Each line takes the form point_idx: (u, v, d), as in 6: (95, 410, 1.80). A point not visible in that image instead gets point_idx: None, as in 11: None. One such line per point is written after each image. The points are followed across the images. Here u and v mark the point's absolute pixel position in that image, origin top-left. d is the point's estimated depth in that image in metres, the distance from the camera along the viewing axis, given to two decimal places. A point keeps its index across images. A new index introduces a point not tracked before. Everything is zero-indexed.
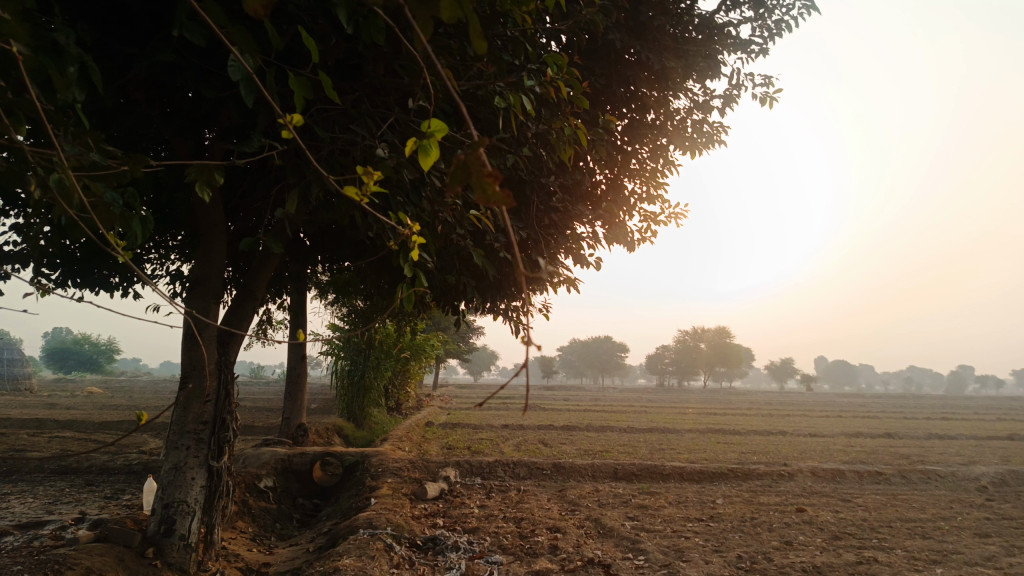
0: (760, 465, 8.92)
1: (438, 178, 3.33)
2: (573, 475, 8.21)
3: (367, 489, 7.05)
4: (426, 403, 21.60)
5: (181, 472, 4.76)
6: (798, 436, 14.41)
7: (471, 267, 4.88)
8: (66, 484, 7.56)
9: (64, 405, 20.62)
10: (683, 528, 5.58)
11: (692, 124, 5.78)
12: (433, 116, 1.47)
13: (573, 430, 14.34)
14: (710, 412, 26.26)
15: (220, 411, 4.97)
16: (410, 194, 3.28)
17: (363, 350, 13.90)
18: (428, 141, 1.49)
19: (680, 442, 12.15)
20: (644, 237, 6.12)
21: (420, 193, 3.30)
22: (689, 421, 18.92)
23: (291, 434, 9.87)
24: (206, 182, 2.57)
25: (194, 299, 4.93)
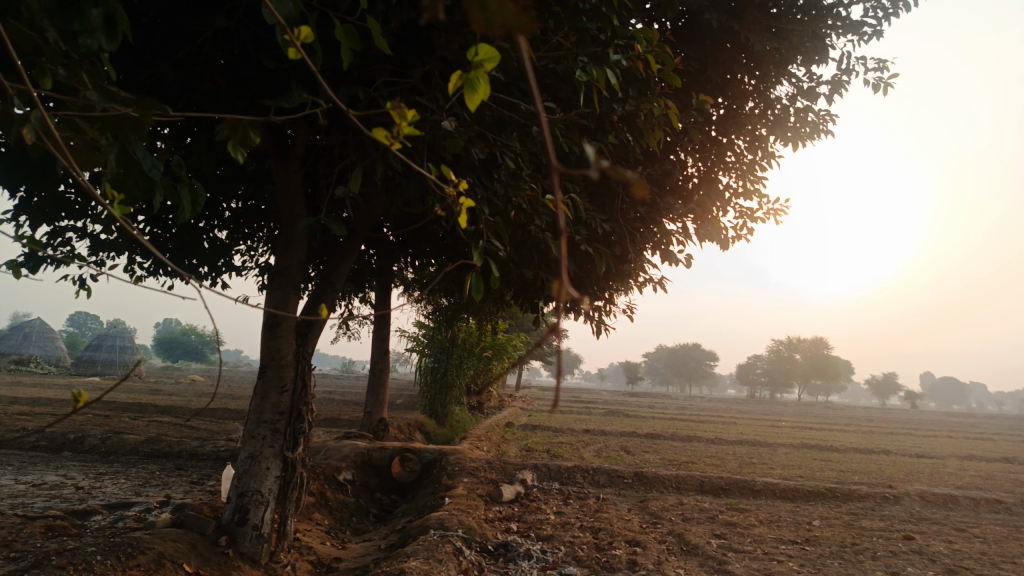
0: (861, 485, 8.27)
1: (512, 159, 3.16)
2: (655, 485, 7.85)
3: (442, 488, 6.95)
4: (508, 403, 21.49)
5: (256, 462, 4.75)
6: (903, 456, 13.40)
7: (551, 261, 4.68)
8: (157, 467, 7.85)
9: (167, 392, 21.87)
10: (774, 550, 5.16)
11: (795, 112, 5.35)
12: (480, 41, 1.21)
13: (658, 439, 13.87)
14: (806, 425, 24.93)
15: (296, 402, 4.91)
16: (481, 174, 3.15)
17: (446, 348, 13.90)
18: (475, 76, 1.26)
19: (772, 456, 11.51)
20: (739, 235, 5.73)
21: (492, 173, 3.17)
22: (782, 435, 17.99)
23: (372, 428, 9.92)
24: (239, 141, 2.59)
25: (275, 290, 4.93)
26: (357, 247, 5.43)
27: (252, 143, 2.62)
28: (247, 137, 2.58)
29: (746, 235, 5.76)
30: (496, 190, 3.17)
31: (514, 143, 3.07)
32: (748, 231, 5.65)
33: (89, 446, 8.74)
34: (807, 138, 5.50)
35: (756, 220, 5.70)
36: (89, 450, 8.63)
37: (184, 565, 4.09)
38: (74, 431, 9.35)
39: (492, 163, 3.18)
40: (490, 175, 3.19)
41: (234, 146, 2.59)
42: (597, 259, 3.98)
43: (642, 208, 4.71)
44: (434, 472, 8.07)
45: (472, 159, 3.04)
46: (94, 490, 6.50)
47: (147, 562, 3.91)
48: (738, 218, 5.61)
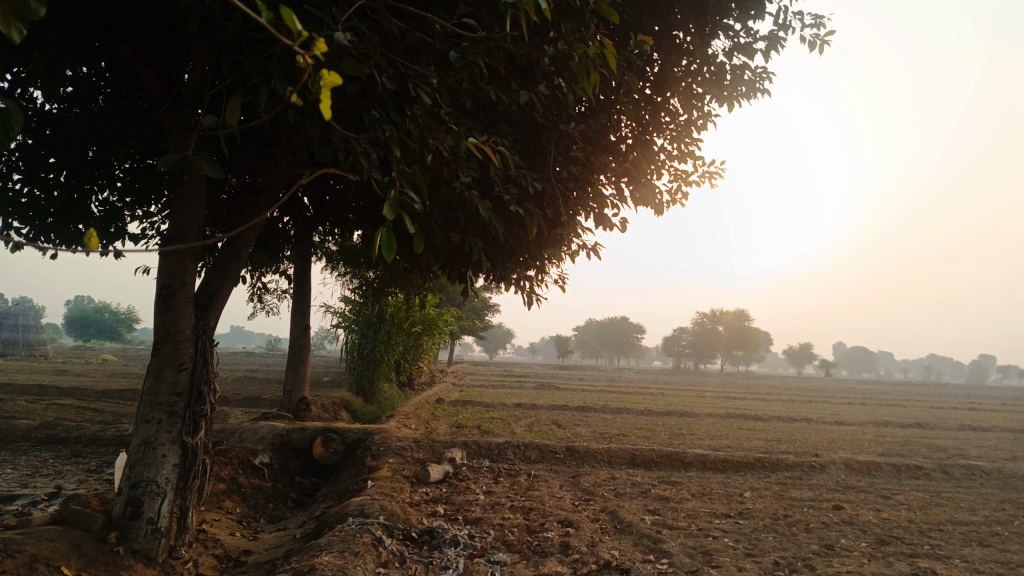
0: (788, 454, 8.32)
1: (427, 94, 2.81)
2: (587, 460, 7.68)
3: (365, 470, 6.57)
4: (438, 379, 21.10)
5: (150, 449, 4.26)
6: (823, 423, 13.76)
7: (478, 224, 4.35)
8: (51, 455, 7.16)
9: (74, 372, 20.60)
10: (709, 525, 5.02)
11: (732, 71, 5.13)
12: None
13: (590, 412, 13.81)
14: (731, 396, 25.51)
15: (196, 381, 4.46)
16: (391, 114, 2.81)
17: (373, 323, 13.39)
18: None
19: (700, 427, 11.58)
20: (674, 200, 5.49)
21: (405, 112, 2.82)
22: (709, 406, 18.27)
23: (292, 408, 9.40)
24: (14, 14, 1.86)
25: (168, 256, 4.42)
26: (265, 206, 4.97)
27: (33, 19, 1.91)
28: (26, 7, 1.88)
29: (681, 200, 5.54)
30: (410, 131, 2.82)
31: (430, 75, 2.72)
32: (684, 196, 5.43)
33: None
34: (744, 97, 5.30)
35: (692, 185, 5.48)
36: None
37: (62, 569, 3.60)
38: None
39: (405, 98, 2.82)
40: (403, 113, 2.84)
41: (8, 19, 1.83)
42: (527, 220, 3.67)
43: (574, 167, 4.41)
44: (358, 452, 7.67)
45: (381, 91, 2.68)
46: None
47: (15, 568, 3.41)
48: (674, 183, 5.37)
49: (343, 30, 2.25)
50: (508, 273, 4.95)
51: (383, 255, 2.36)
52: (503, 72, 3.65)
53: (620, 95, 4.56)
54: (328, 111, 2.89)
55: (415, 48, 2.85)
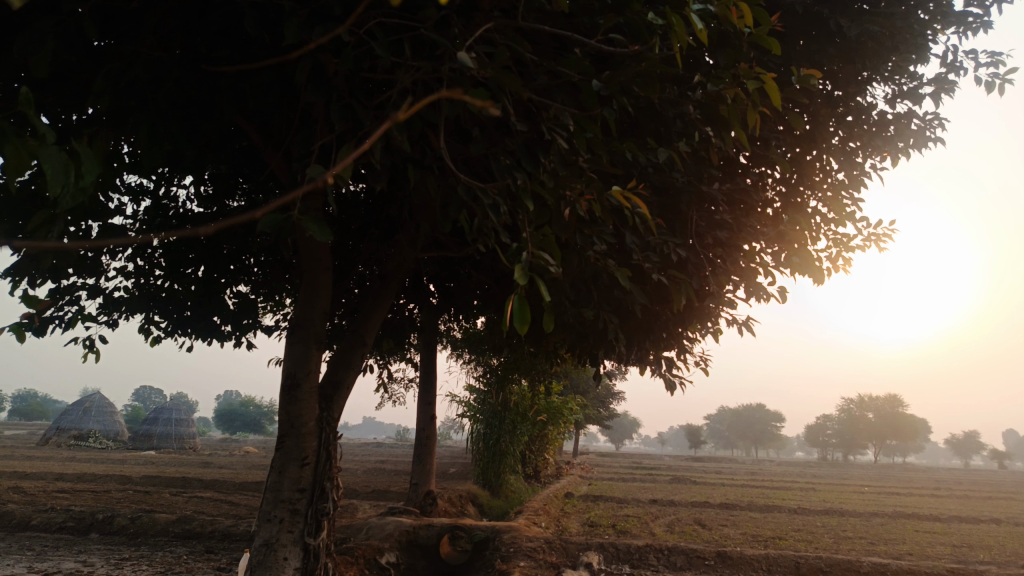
0: (989, 565, 7.00)
1: (563, 139, 2.51)
2: (742, 568, 6.77)
3: (496, 574, 6.06)
4: (566, 471, 20.27)
5: (272, 551, 4.01)
6: (1017, 525, 11.81)
7: (613, 300, 3.95)
8: (185, 550, 7.15)
9: (217, 464, 21.58)
10: None
11: (895, 119, 4.55)
12: None
13: (735, 510, 12.61)
14: (891, 490, 22.88)
15: (319, 477, 4.24)
16: (524, 164, 2.52)
17: (499, 413, 13.06)
18: None
19: (867, 528, 10.19)
20: (834, 268, 4.85)
21: (540, 161, 2.52)
22: (873, 503, 16.28)
23: (419, 502, 9.07)
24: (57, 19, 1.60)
25: (295, 344, 4.30)
26: (392, 295, 4.83)
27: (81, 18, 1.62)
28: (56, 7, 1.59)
29: (843, 267, 4.89)
30: (542, 181, 2.51)
31: (566, 115, 2.43)
32: (846, 262, 4.79)
33: (116, 527, 8.12)
34: (910, 149, 4.69)
35: (855, 250, 4.83)
36: (116, 531, 8.00)
37: None
38: (104, 510, 8.79)
39: (538, 145, 2.54)
40: (536, 161, 2.54)
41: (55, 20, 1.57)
42: (674, 287, 3.23)
43: (720, 232, 3.95)
44: (488, 553, 7.16)
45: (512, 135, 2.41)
46: None
47: None
48: (833, 248, 4.76)
49: (473, 59, 2.01)
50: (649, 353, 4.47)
51: (518, 327, 1.97)
52: (640, 123, 3.34)
53: (768, 153, 4.11)
54: (452, 170, 2.66)
55: (547, 89, 2.59)
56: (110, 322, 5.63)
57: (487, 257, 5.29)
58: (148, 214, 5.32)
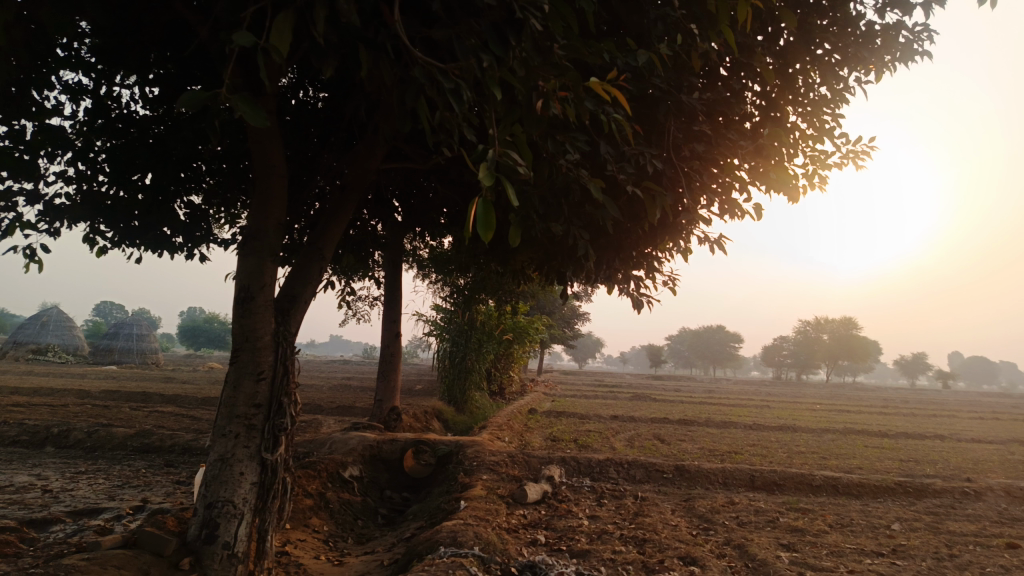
0: (934, 478, 7.28)
1: (536, 24, 2.29)
2: (699, 481, 6.94)
3: (458, 487, 6.10)
4: (530, 388, 20.57)
5: (227, 466, 3.91)
6: (959, 440, 12.35)
7: (585, 214, 3.78)
8: (144, 464, 7.08)
9: (180, 380, 21.44)
10: (861, 567, 4.22)
11: (883, 29, 4.35)
12: None
13: (693, 425, 12.94)
14: (842, 408, 23.80)
15: (275, 393, 4.09)
16: (494, 53, 2.30)
17: (465, 331, 13.03)
18: None
19: (819, 443, 10.53)
20: (810, 186, 4.73)
21: (511, 49, 2.30)
22: (825, 420, 16.87)
23: (383, 418, 9.08)
24: None
25: (247, 257, 4.06)
26: (351, 208, 4.58)
27: None
28: None
29: (819, 186, 4.76)
30: (510, 73, 2.28)
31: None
32: (822, 180, 4.65)
33: (72, 441, 7.99)
34: (896, 63, 4.50)
35: (832, 167, 4.69)
36: (73, 445, 7.88)
37: None
38: (59, 424, 8.63)
39: (509, 31, 2.32)
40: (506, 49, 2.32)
41: None
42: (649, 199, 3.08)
43: (697, 144, 3.77)
44: (450, 467, 7.22)
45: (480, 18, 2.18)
46: (62, 493, 5.71)
47: None
48: (810, 165, 4.61)
49: None
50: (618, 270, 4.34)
51: (482, 233, 1.78)
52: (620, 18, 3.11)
53: (751, 61, 3.90)
54: (414, 61, 2.42)
55: None
56: (52, 232, 5.30)
57: (453, 169, 5.05)
58: (87, 115, 4.94)
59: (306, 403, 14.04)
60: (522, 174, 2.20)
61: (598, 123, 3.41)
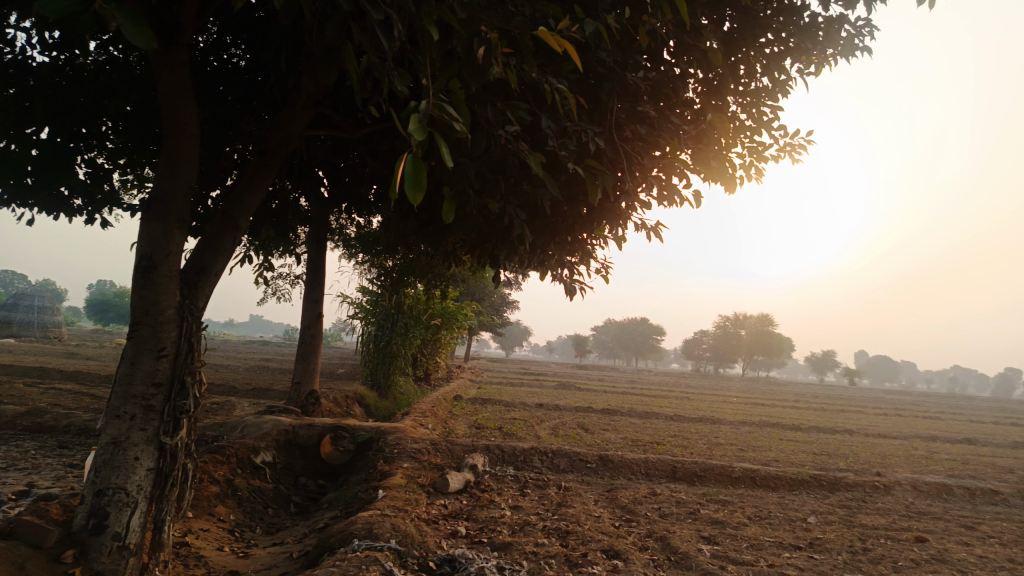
0: (846, 472, 7.49)
1: None
2: (622, 471, 6.93)
3: (377, 474, 5.87)
4: (456, 374, 20.35)
5: (120, 450, 3.57)
6: (866, 435, 12.87)
7: (521, 192, 3.59)
8: (34, 445, 6.53)
9: (84, 355, 20.22)
10: (780, 560, 4.23)
11: (826, 22, 4.34)
12: None
13: (617, 416, 13.04)
14: (757, 402, 24.59)
15: (178, 371, 3.78)
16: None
17: (391, 315, 12.72)
18: None
19: (737, 436, 10.76)
20: (747, 177, 4.69)
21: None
22: (741, 412, 17.35)
23: (301, 402, 8.72)
24: None
25: (151, 222, 3.69)
26: (270, 174, 4.25)
27: None
28: None
29: (754, 177, 4.74)
30: (450, 20, 2.08)
31: None
32: (758, 172, 4.63)
33: None
34: (836, 58, 4.52)
35: (768, 160, 4.68)
36: None
37: None
38: None
39: None
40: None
41: None
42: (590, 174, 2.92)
43: (638, 126, 3.66)
44: (370, 454, 6.95)
45: None
46: None
47: None
48: (747, 156, 4.57)
49: None
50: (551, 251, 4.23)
51: (411, 194, 1.59)
52: None
53: (696, 44, 3.81)
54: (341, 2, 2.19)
55: None
56: None
57: (384, 140, 4.79)
58: None
59: (220, 384, 13.43)
60: (458, 134, 2.02)
61: (540, 95, 3.24)
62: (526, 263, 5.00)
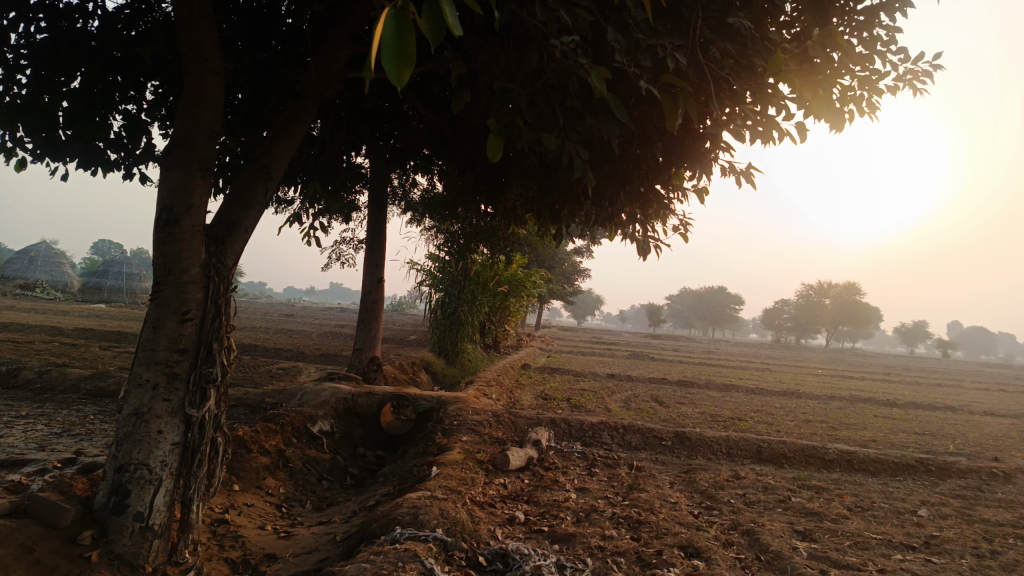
0: (958, 456, 6.65)
1: None
2: (700, 450, 6.33)
3: (433, 449, 5.48)
4: (526, 343, 19.94)
5: (142, 423, 3.26)
6: (970, 413, 11.75)
7: (583, 127, 3.05)
8: (94, 410, 6.44)
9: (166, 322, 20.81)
10: (892, 565, 3.58)
11: None
12: None
13: (694, 387, 12.33)
14: (844, 374, 23.25)
15: (204, 337, 3.44)
16: None
17: (458, 281, 12.35)
18: None
19: (826, 411, 9.92)
20: (859, 112, 3.96)
21: None
22: (828, 386, 16.28)
23: (361, 369, 8.44)
24: None
25: (171, 169, 3.33)
26: (306, 120, 3.83)
27: None
28: None
29: (868, 113, 4.00)
30: None
31: None
32: (872, 107, 3.90)
33: (23, 382, 7.37)
34: None
35: (884, 94, 3.94)
36: (23, 386, 7.25)
37: None
38: (9, 362, 7.98)
39: None
40: None
41: None
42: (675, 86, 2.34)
43: (728, 44, 3.04)
44: (429, 426, 6.59)
45: None
46: None
47: None
48: (860, 86, 3.84)
49: None
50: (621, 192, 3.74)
51: (391, 70, 1.18)
52: None
53: None
54: None
55: None
56: None
57: (435, 84, 4.32)
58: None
59: (289, 350, 13.42)
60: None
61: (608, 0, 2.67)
62: (595, 220, 4.45)
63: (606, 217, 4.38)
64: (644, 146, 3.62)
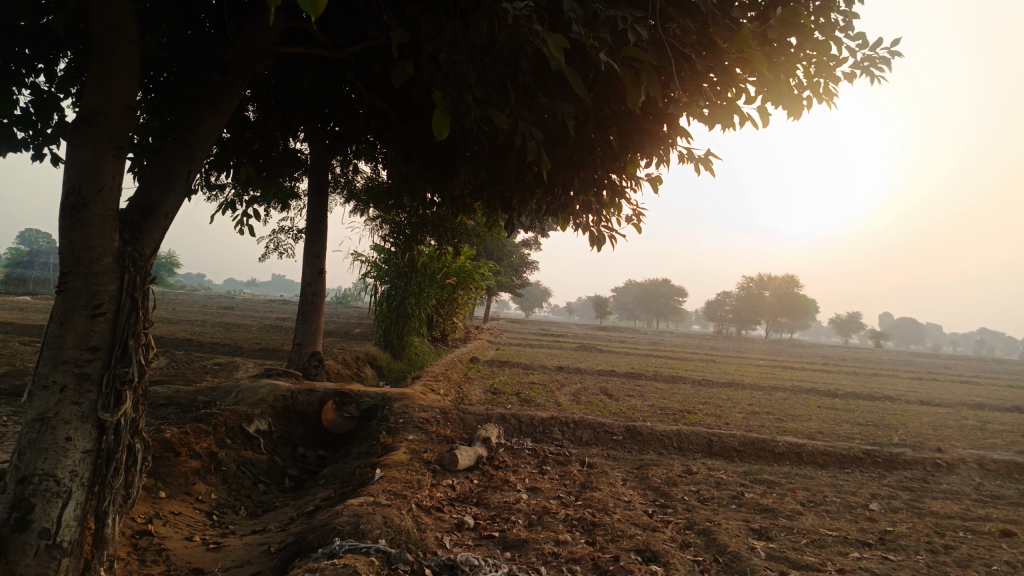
0: (903, 448, 6.72)
1: None
2: (652, 445, 6.23)
3: (377, 448, 5.23)
4: (474, 335, 19.71)
5: (48, 428, 2.91)
6: (908, 403, 12.06)
7: (536, 107, 2.88)
8: (6, 411, 5.96)
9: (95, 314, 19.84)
10: (850, 563, 3.50)
11: None
12: None
13: (643, 380, 12.32)
14: (785, 365, 23.78)
15: (119, 334, 3.13)
16: None
17: (405, 273, 12.03)
18: None
19: (773, 403, 10.01)
20: (820, 97, 3.85)
21: None
22: (772, 376, 16.55)
23: (302, 364, 8.09)
24: None
25: (78, 147, 2.98)
26: (235, 97, 3.52)
27: None
28: None
29: (828, 99, 3.89)
30: None
31: None
32: (831, 95, 3.82)
33: None
34: None
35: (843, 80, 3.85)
36: None
37: None
38: None
39: None
40: None
41: None
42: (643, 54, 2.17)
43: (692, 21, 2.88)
44: (373, 424, 6.31)
45: None
46: None
47: None
48: (819, 72, 3.74)
49: None
50: (575, 177, 3.57)
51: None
52: None
53: None
54: None
55: None
56: None
57: (377, 63, 4.05)
58: None
59: (228, 344, 12.89)
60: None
61: None
62: (547, 209, 4.27)
63: (558, 206, 4.20)
64: (599, 130, 3.47)
